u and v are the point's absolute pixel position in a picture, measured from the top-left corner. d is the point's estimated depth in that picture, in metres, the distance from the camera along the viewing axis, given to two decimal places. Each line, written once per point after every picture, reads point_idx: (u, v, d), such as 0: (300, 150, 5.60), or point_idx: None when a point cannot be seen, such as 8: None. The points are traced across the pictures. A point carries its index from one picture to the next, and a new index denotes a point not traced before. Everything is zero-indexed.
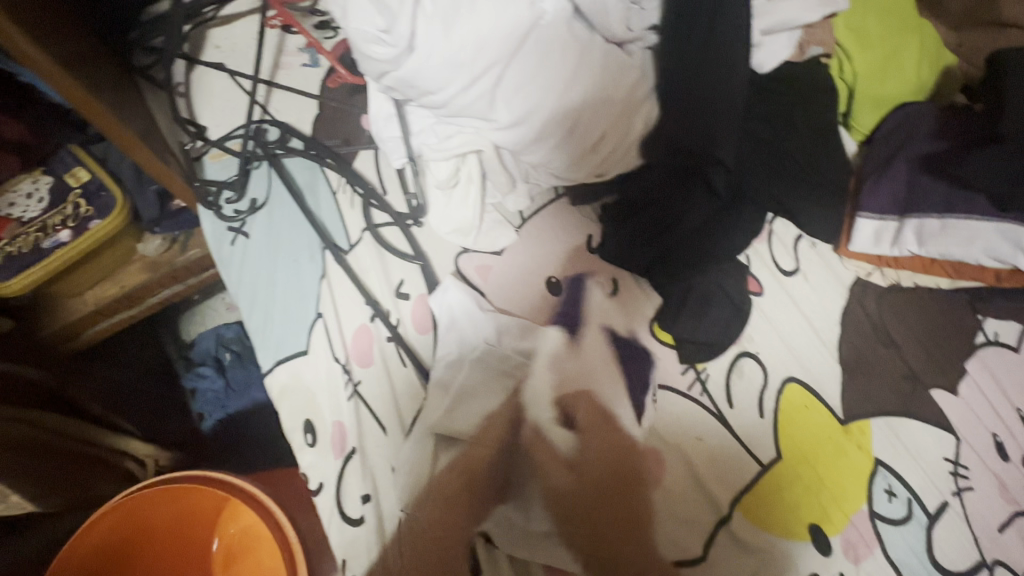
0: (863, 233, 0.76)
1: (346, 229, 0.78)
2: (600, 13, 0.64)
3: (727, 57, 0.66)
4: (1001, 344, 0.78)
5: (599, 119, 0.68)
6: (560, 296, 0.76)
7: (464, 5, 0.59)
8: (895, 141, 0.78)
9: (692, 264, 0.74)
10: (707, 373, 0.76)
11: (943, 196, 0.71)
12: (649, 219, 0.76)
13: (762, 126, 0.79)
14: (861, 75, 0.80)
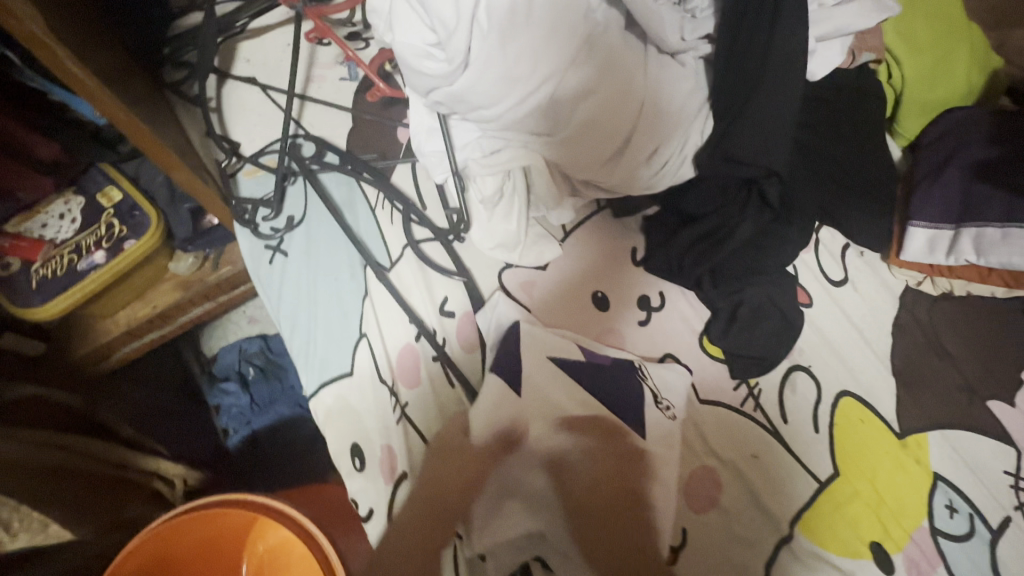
0: (916, 242, 0.74)
1: (387, 246, 0.76)
2: (659, 23, 0.62)
3: (786, 65, 0.65)
4: None
5: (654, 131, 0.66)
6: (607, 310, 0.76)
7: (521, 19, 0.57)
8: (946, 147, 0.76)
9: (738, 278, 0.74)
10: (760, 388, 0.75)
11: (1002, 204, 0.69)
12: (698, 232, 0.75)
13: (808, 134, 0.78)
14: (910, 81, 0.79)
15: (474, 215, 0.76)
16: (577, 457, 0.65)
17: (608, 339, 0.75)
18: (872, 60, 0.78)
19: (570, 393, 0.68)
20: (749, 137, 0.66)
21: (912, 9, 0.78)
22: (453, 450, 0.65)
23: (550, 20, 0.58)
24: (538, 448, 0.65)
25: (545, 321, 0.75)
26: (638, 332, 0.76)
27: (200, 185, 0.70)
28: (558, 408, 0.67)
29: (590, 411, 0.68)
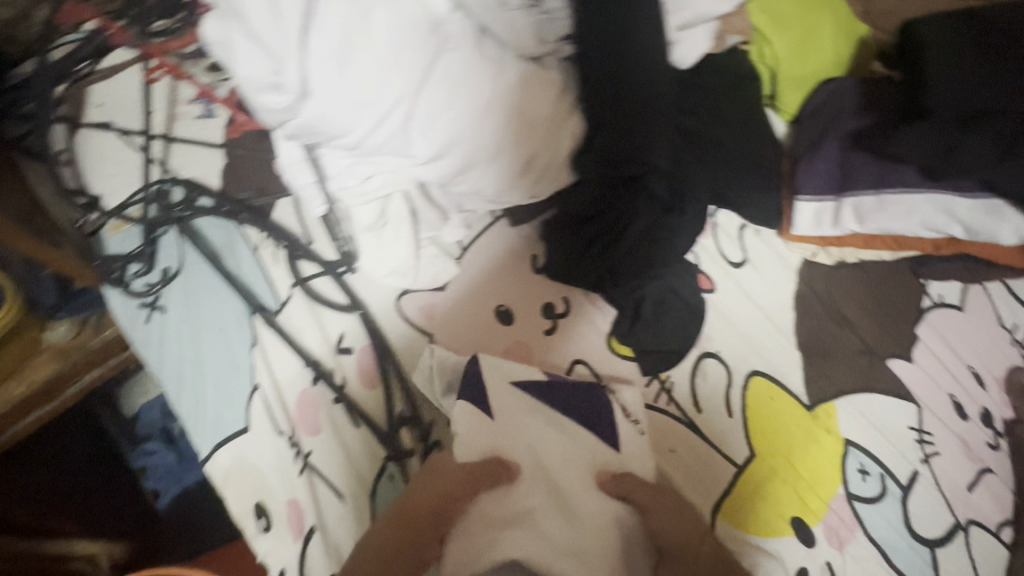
0: (803, 217, 0.74)
1: (273, 287, 0.72)
2: (511, 31, 0.61)
3: (641, 67, 0.65)
4: (948, 306, 0.80)
5: (526, 140, 0.64)
6: (512, 323, 0.74)
7: (358, 41, 0.54)
8: (823, 120, 0.78)
9: (636, 274, 0.73)
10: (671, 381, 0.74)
11: (876, 172, 0.69)
12: (595, 233, 0.74)
13: (690, 119, 0.77)
14: (781, 57, 0.79)
15: (359, 244, 0.72)
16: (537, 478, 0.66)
17: (517, 354, 0.73)
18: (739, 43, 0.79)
19: (507, 409, 0.68)
20: (624, 134, 0.65)
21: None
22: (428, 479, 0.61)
23: (388, 39, 0.55)
24: (532, 467, 0.66)
25: (449, 345, 0.73)
26: (546, 342, 0.74)
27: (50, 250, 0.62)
28: (520, 425, 0.68)
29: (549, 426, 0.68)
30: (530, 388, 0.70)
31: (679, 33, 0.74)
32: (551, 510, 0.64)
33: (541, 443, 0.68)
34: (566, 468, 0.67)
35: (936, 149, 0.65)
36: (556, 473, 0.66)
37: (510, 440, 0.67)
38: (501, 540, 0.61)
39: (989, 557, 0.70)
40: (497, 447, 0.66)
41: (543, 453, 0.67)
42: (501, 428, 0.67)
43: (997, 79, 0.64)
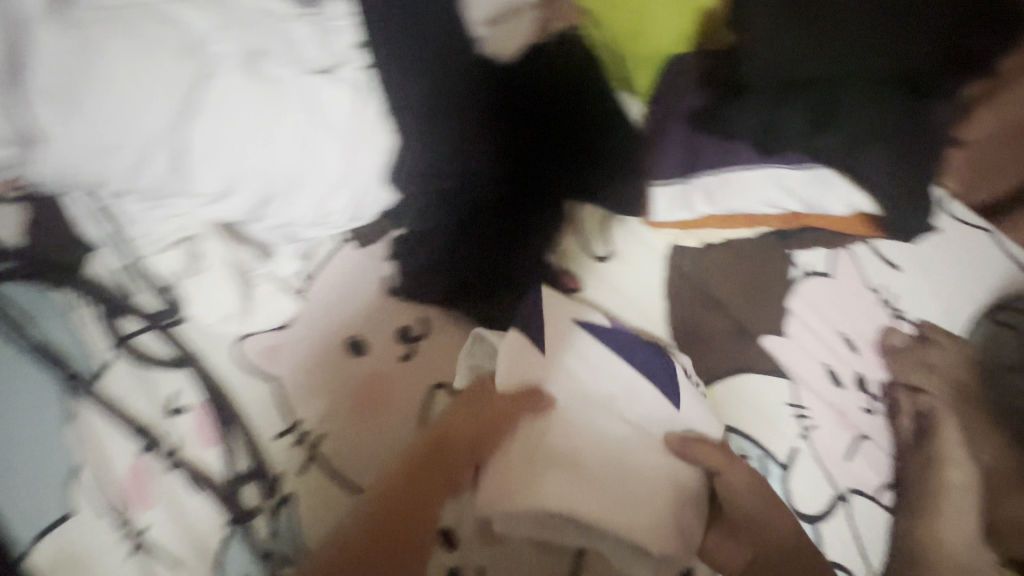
0: (661, 203, 0.71)
1: (90, 351, 0.64)
2: (289, 47, 0.55)
3: (439, 72, 0.62)
4: (816, 275, 0.79)
5: (328, 161, 0.58)
6: (366, 354, 0.69)
7: (83, 77, 0.46)
8: (665, 98, 0.74)
9: (482, 283, 0.71)
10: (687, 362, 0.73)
11: (715, 149, 0.66)
12: (441, 244, 0.70)
13: (533, 111, 0.71)
14: (619, 38, 0.77)
15: (189, 289, 0.67)
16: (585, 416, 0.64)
17: (372, 387, 0.68)
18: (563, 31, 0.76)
19: (552, 352, 0.67)
20: (444, 142, 0.63)
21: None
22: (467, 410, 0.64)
23: (129, 60, 0.48)
24: (586, 405, 0.65)
25: (298, 387, 0.67)
26: (404, 368, 0.70)
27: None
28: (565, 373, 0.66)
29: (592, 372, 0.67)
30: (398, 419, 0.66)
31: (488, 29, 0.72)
32: (594, 452, 0.62)
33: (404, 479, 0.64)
34: (625, 412, 0.66)
35: (761, 122, 0.63)
36: (605, 420, 0.65)
37: (559, 381, 0.66)
38: (541, 480, 0.59)
39: (872, 525, 0.69)
40: (541, 383, 0.65)
41: (592, 394, 0.66)
42: (553, 368, 0.66)
43: (804, 46, 0.62)
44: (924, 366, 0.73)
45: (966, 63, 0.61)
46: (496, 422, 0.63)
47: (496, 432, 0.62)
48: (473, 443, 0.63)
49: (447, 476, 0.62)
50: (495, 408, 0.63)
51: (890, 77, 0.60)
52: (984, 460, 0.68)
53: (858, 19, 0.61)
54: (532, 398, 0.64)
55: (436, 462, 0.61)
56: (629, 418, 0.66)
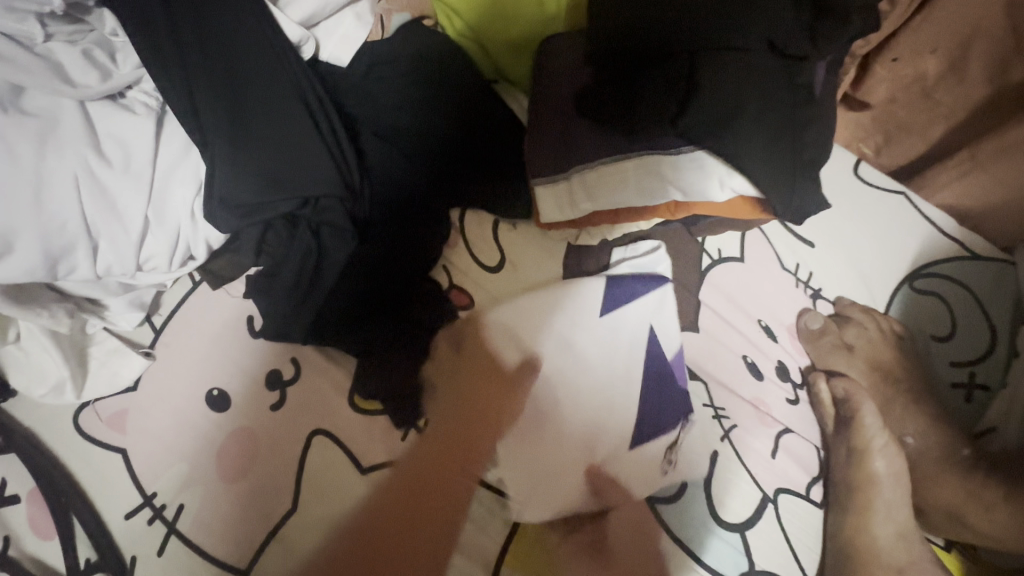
0: (545, 203, 0.64)
1: None
2: (52, 75, 0.46)
3: (242, 75, 0.51)
4: (727, 260, 0.73)
5: (130, 203, 0.50)
6: (227, 409, 0.61)
7: None
8: (543, 81, 0.64)
9: (359, 318, 0.61)
10: (819, 287, 0.74)
11: (588, 138, 0.61)
12: (294, 277, 0.59)
13: (392, 113, 0.63)
14: (477, 27, 0.67)
15: (7, 358, 0.58)
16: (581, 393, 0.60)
17: (239, 444, 0.60)
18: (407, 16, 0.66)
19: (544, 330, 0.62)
20: (270, 156, 0.53)
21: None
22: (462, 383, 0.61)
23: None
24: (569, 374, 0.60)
25: (149, 458, 0.59)
26: (270, 421, 0.61)
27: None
28: (569, 325, 0.61)
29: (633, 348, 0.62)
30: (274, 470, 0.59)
31: (312, 30, 0.57)
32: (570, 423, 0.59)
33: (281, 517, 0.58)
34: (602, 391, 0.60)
35: (621, 105, 0.57)
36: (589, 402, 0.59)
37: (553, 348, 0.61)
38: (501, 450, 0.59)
39: (804, 526, 0.63)
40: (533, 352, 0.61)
41: (591, 350, 0.61)
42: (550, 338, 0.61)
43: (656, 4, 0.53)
44: (843, 348, 0.69)
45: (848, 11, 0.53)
46: (482, 446, 0.59)
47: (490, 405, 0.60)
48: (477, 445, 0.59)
49: (437, 507, 0.58)
50: (493, 411, 0.59)
51: (760, 37, 0.52)
52: (910, 443, 0.66)
53: None
54: (610, 333, 0.62)
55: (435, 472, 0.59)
56: (617, 373, 0.61)
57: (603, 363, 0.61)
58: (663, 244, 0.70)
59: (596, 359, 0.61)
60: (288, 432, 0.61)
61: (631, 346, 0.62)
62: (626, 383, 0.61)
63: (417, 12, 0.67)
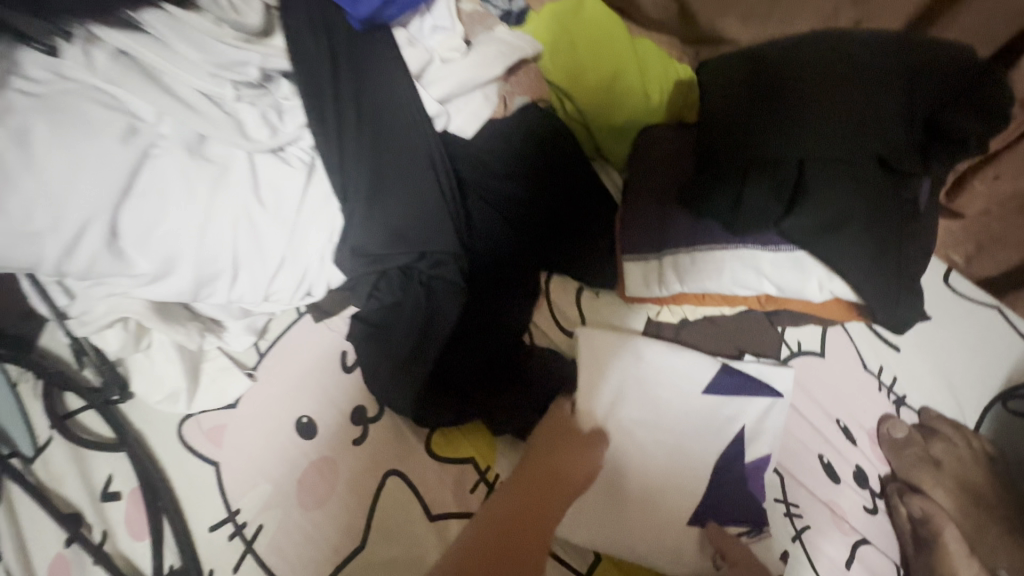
0: (633, 277, 0.68)
1: (33, 429, 0.63)
2: (235, 130, 0.54)
3: (384, 147, 0.58)
4: (807, 353, 0.72)
5: (274, 242, 0.56)
6: (314, 437, 0.65)
7: (18, 167, 0.46)
8: (637, 168, 0.70)
9: (450, 371, 0.65)
10: (904, 392, 0.72)
11: (687, 225, 0.63)
12: (402, 330, 0.63)
13: (503, 183, 0.68)
14: (587, 110, 0.72)
15: (133, 363, 0.64)
16: (660, 453, 0.65)
17: (320, 473, 0.63)
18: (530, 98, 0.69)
19: (636, 391, 0.66)
20: (397, 217, 0.59)
21: (535, 28, 0.72)
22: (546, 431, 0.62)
23: (55, 140, 0.47)
24: (653, 440, 0.65)
25: (239, 474, 0.63)
26: (353, 454, 0.64)
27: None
28: (657, 383, 0.67)
29: (719, 436, 0.66)
30: (353, 504, 0.62)
31: (446, 106, 0.65)
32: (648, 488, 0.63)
33: (348, 560, 0.60)
34: (679, 449, 0.65)
35: (730, 200, 0.57)
36: (670, 465, 0.64)
37: (641, 410, 0.66)
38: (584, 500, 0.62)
39: None
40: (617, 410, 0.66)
41: (673, 405, 0.66)
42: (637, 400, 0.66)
43: (766, 119, 0.56)
44: (930, 462, 0.66)
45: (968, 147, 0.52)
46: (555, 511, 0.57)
47: (575, 466, 0.59)
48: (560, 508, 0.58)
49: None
50: (570, 478, 0.59)
51: (872, 156, 0.54)
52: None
53: (828, 92, 0.55)
54: (704, 409, 0.66)
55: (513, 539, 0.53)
56: (688, 432, 0.66)
57: (676, 440, 0.65)
58: (740, 330, 0.71)
59: (676, 415, 0.66)
60: (368, 467, 0.64)
61: (709, 409, 0.67)
62: (701, 442, 0.65)
63: (536, 94, 0.70)
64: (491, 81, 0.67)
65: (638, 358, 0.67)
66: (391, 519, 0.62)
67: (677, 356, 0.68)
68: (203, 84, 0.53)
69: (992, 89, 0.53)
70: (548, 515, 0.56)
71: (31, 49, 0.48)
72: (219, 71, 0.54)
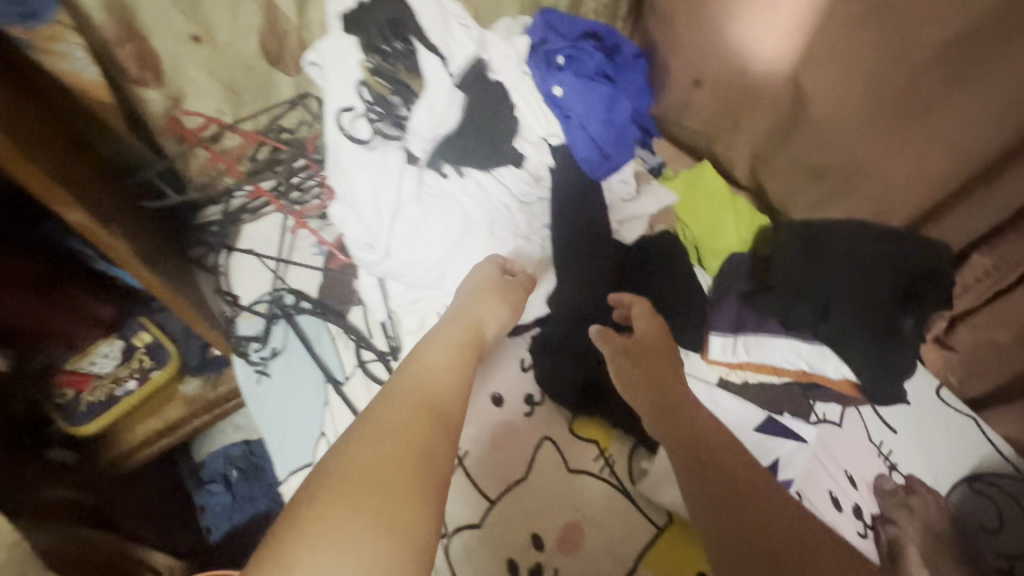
0: (715, 345, 1.03)
1: (342, 366, 1.07)
2: (511, 224, 1.00)
3: (584, 247, 1.03)
4: (829, 421, 1.05)
5: (519, 287, 1.00)
6: (502, 406, 1.03)
7: (418, 229, 0.93)
8: (731, 278, 1.07)
9: (590, 383, 1.03)
10: (895, 462, 1.03)
11: (757, 319, 1.01)
12: (567, 353, 1.03)
13: (638, 272, 1.06)
14: (700, 238, 1.13)
15: (405, 340, 1.05)
16: None
17: (502, 428, 1.02)
18: (667, 226, 1.12)
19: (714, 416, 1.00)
20: (572, 286, 1.03)
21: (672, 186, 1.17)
22: (472, 281, 0.87)
23: (439, 220, 0.94)
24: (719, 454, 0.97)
25: None
26: (525, 422, 1.03)
27: (104, 231, 0.78)
28: (727, 414, 1.01)
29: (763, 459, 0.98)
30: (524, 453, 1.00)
31: (620, 226, 1.10)
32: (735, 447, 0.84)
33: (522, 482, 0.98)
34: None
35: (779, 309, 0.99)
36: None
37: None
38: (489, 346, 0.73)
39: None
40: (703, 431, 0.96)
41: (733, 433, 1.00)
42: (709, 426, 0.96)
43: (805, 269, 0.98)
44: (906, 508, 0.97)
45: (923, 298, 0.92)
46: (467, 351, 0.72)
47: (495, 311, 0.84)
48: (480, 349, 0.75)
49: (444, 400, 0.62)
50: (483, 327, 0.80)
51: (867, 298, 0.93)
52: None
53: (847, 259, 0.96)
54: (757, 441, 0.99)
55: (436, 398, 0.62)
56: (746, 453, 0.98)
57: None
58: (787, 397, 1.04)
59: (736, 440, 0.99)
60: (537, 433, 1.02)
61: (761, 441, 0.99)
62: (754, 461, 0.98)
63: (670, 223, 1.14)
64: (648, 215, 1.12)
65: (720, 398, 1.01)
66: (545, 466, 1.00)
67: (743, 403, 1.01)
68: (507, 201, 1.00)
69: (945, 277, 0.93)
70: (467, 353, 0.72)
71: (432, 170, 0.95)
72: (511, 193, 1.00)
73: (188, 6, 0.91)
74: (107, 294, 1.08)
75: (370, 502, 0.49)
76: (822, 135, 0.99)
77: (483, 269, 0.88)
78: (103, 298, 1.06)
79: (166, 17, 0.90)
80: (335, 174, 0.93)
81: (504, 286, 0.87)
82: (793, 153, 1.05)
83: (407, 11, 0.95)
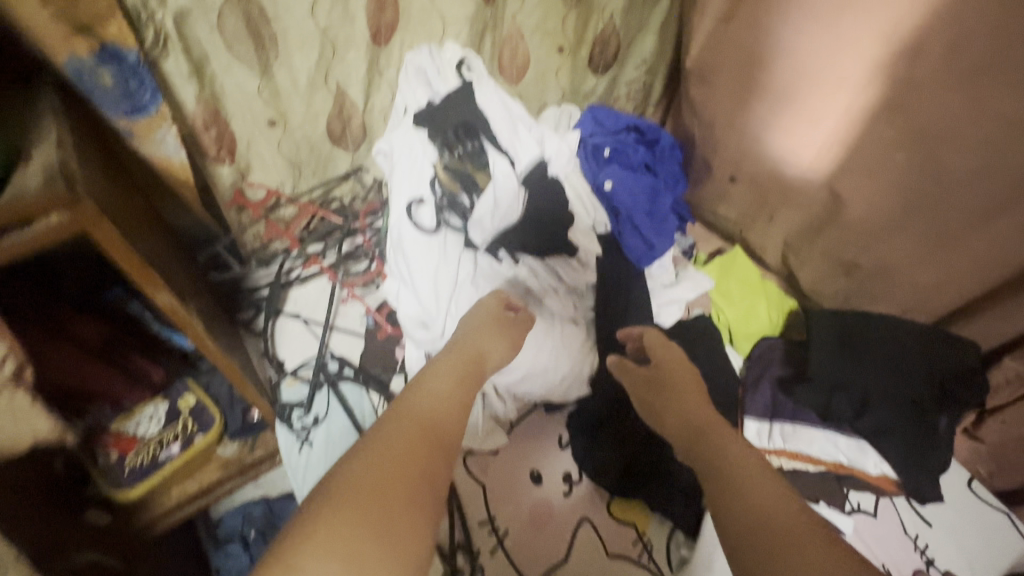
0: (750, 431, 1.03)
1: None
2: (558, 309, 1.03)
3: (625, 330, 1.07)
4: (862, 511, 1.04)
5: (563, 368, 1.03)
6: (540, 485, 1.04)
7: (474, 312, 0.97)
8: (764, 363, 1.08)
9: (629, 466, 1.03)
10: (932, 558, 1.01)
11: (794, 410, 1.04)
12: (608, 435, 1.05)
13: None
14: (732, 322, 1.16)
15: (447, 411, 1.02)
16: None
17: (540, 508, 1.03)
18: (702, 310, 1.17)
19: None
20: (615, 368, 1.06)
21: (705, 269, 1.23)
22: (472, 317, 0.91)
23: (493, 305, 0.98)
24: None
25: (494, 495, 1.03)
26: (563, 501, 1.04)
27: (185, 310, 0.81)
28: None
29: None
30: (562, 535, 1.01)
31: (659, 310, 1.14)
32: None
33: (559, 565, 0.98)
34: None
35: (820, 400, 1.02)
36: None
37: None
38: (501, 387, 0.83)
39: None
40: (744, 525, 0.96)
41: None
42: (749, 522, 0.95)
43: (847, 365, 1.01)
44: None
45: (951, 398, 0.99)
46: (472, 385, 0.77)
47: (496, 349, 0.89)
48: (477, 380, 0.79)
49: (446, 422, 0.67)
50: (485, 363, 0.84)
51: (904, 396, 0.98)
52: None
53: (885, 357, 1.00)
54: None
55: (438, 420, 0.66)
56: None
57: None
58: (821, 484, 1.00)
59: None
60: (575, 513, 1.03)
61: None
62: None
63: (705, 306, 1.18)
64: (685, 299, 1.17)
65: None
66: (582, 548, 1.00)
67: None
68: (556, 286, 1.04)
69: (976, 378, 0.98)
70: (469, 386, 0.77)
71: (490, 255, 1.00)
72: (561, 279, 1.05)
73: (270, 97, 0.98)
74: (157, 354, 1.07)
75: (371, 515, 0.50)
76: (859, 236, 1.05)
77: (483, 302, 0.93)
78: (155, 362, 1.06)
79: (248, 105, 0.97)
80: (400, 260, 0.99)
81: (503, 323, 0.92)
82: (827, 248, 1.11)
83: (477, 114, 1.05)
